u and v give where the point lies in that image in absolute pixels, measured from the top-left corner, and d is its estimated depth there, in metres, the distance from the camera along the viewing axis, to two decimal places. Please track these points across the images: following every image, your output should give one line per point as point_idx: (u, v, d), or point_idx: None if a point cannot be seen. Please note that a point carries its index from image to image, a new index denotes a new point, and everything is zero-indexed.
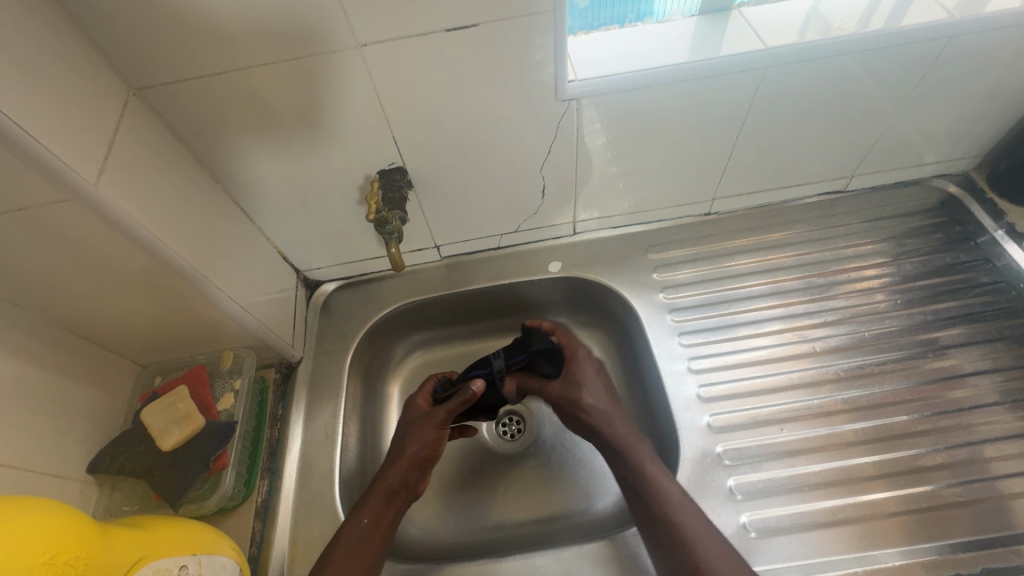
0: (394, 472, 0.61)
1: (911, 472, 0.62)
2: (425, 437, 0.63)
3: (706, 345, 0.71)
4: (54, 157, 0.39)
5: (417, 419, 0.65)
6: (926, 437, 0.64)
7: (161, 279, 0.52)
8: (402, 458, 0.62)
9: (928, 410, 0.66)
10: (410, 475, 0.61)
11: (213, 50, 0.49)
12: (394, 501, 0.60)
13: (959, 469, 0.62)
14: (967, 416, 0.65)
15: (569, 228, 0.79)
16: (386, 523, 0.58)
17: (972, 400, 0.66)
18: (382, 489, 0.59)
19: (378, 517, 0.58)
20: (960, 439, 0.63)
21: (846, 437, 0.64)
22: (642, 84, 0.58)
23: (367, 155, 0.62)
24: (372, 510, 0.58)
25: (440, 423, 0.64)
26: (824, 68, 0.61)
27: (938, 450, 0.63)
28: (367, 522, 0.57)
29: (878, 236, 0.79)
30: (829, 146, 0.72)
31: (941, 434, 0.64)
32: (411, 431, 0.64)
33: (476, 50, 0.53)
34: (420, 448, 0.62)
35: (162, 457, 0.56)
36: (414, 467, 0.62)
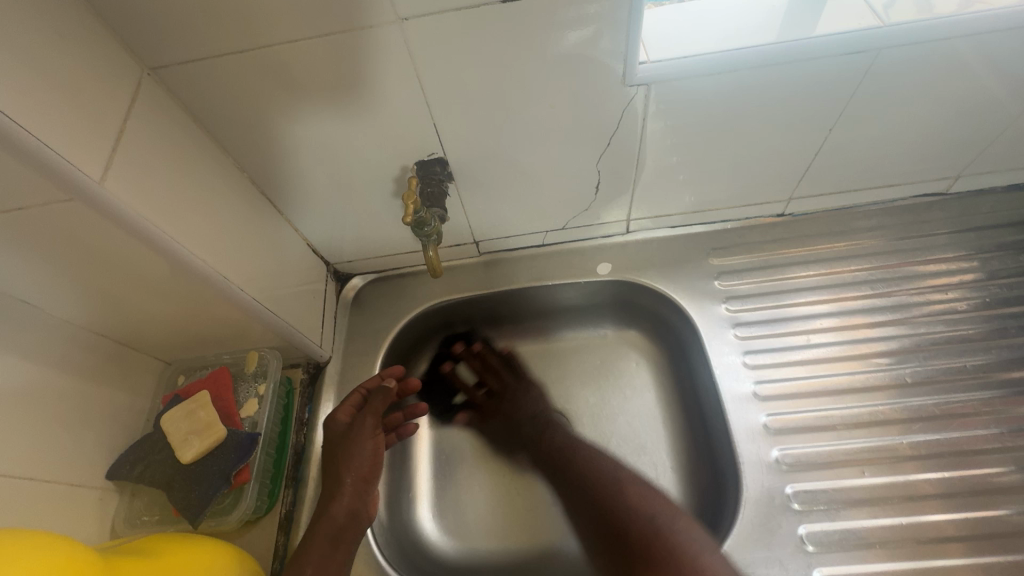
0: (338, 504, 0.54)
1: (1011, 534, 0.53)
2: (361, 450, 0.58)
3: (774, 367, 0.63)
4: (50, 150, 0.34)
5: (346, 435, 0.59)
6: None
7: (180, 281, 0.48)
8: (344, 482, 0.56)
9: None
10: (356, 501, 0.55)
11: (235, 24, 0.43)
12: (343, 537, 0.53)
13: None
14: None
15: (621, 227, 0.71)
16: (336, 565, 0.51)
17: None
18: (329, 529, 0.52)
19: (325, 561, 0.51)
20: None
21: (920, 488, 0.56)
22: (725, 68, 0.50)
23: (405, 144, 0.55)
24: (317, 555, 0.51)
25: (374, 430, 0.60)
26: (947, 51, 0.50)
27: None
28: (313, 568, 0.50)
29: (983, 249, 0.68)
30: (936, 142, 0.61)
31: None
32: (346, 451, 0.57)
33: (533, 28, 0.45)
34: (363, 465, 0.57)
35: (181, 468, 0.53)
36: (358, 490, 0.56)
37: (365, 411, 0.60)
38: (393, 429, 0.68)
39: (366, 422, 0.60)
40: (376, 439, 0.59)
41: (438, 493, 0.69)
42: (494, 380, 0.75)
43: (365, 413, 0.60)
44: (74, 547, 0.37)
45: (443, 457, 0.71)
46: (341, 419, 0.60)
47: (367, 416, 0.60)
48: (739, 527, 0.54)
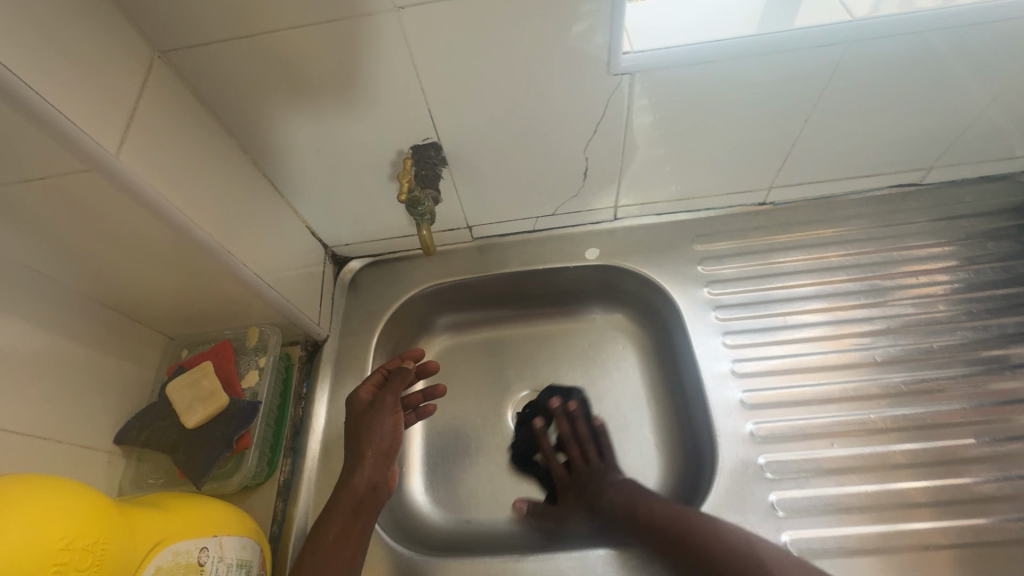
0: (359, 478, 0.55)
1: (971, 501, 0.56)
2: (381, 426, 0.58)
3: (752, 347, 0.66)
4: (70, 122, 0.37)
5: (368, 411, 0.60)
6: (993, 464, 0.58)
7: (187, 254, 0.50)
8: (364, 457, 0.56)
9: (998, 434, 0.59)
10: (377, 474, 0.56)
11: (241, 10, 0.45)
12: (363, 508, 0.54)
13: None
14: None
15: (609, 214, 0.74)
16: (357, 533, 0.53)
17: None
18: (349, 500, 0.54)
19: (344, 530, 0.53)
20: None
21: (901, 458, 0.59)
22: (704, 58, 0.52)
23: (400, 129, 0.58)
24: (337, 525, 0.53)
25: (394, 407, 0.60)
26: (914, 45, 0.53)
27: (1005, 479, 0.57)
28: (332, 539, 0.52)
29: (954, 237, 0.71)
30: (908, 133, 0.64)
31: (1010, 461, 0.58)
32: (368, 429, 0.58)
33: (523, 18, 0.48)
34: (384, 441, 0.57)
35: (185, 433, 0.55)
36: (379, 464, 0.56)
37: (385, 390, 0.60)
38: (412, 408, 0.66)
39: (384, 399, 0.60)
40: (397, 418, 0.59)
41: (431, 467, 0.72)
42: (577, 450, 0.69)
43: (383, 392, 0.60)
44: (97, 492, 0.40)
45: (436, 434, 0.74)
46: (361, 398, 0.61)
47: (385, 395, 0.60)
48: (715, 495, 0.57)
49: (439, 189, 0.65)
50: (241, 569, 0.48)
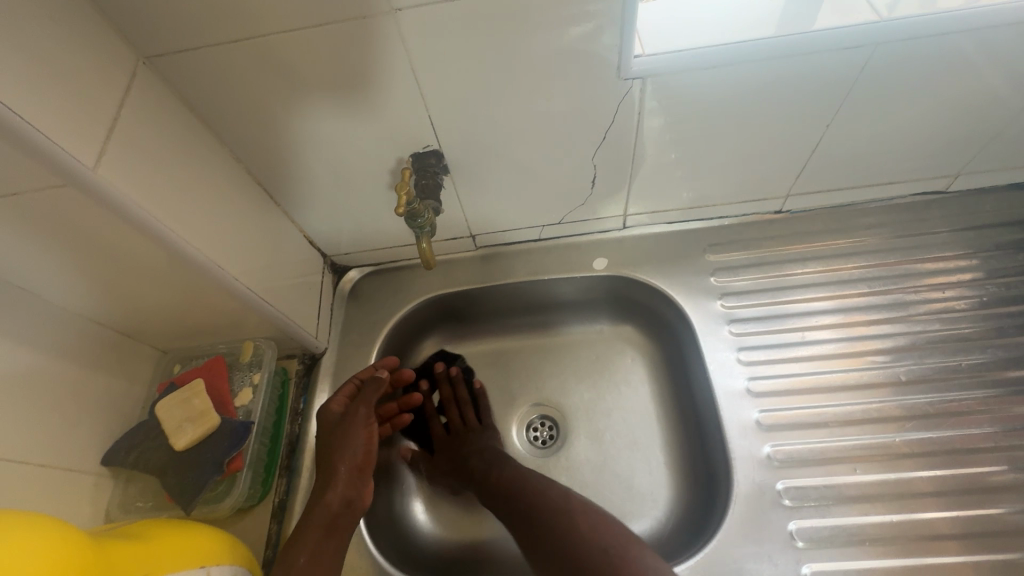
0: (332, 495, 0.53)
1: (1006, 533, 0.53)
2: (355, 437, 0.57)
3: (768, 364, 0.63)
4: (42, 135, 0.34)
5: (340, 425, 0.58)
6: None
7: (175, 269, 0.48)
8: (337, 473, 0.54)
9: None
10: (352, 490, 0.54)
11: (230, 13, 0.43)
12: (336, 526, 0.51)
13: None
14: None
15: (618, 222, 0.71)
16: (331, 553, 0.50)
17: None
18: (322, 518, 0.51)
19: (318, 552, 0.50)
20: None
21: (922, 486, 0.56)
22: (719, 62, 0.50)
23: (400, 136, 0.55)
24: (309, 545, 0.50)
25: (367, 420, 0.58)
26: (946, 47, 0.50)
27: None
28: (305, 560, 0.48)
29: (982, 248, 0.67)
30: (934, 140, 0.61)
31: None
32: (341, 441, 0.56)
33: (529, 19, 0.45)
34: (356, 455, 0.56)
35: (174, 456, 0.53)
36: (353, 479, 0.55)
37: (358, 401, 0.59)
38: None
39: (356, 412, 0.59)
40: (371, 430, 0.58)
41: (432, 485, 0.69)
42: (456, 412, 0.72)
43: (356, 404, 0.59)
44: (61, 526, 0.37)
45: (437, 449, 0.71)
46: (332, 412, 0.60)
47: (359, 406, 0.59)
48: (730, 523, 0.55)
49: (440, 198, 0.62)
50: None
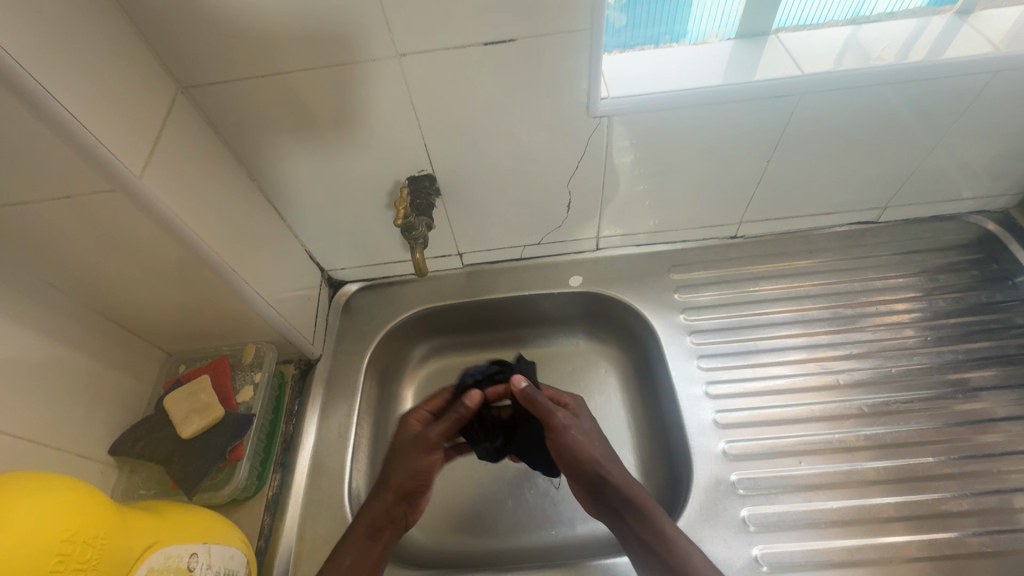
0: (378, 506, 0.59)
1: (935, 516, 0.59)
2: (424, 452, 0.62)
3: (725, 370, 0.70)
4: (101, 146, 0.41)
5: (408, 443, 0.63)
6: (954, 481, 0.61)
7: (193, 272, 0.54)
8: (387, 488, 0.61)
9: (957, 453, 0.63)
10: (397, 507, 0.60)
11: (259, 53, 0.51)
12: (378, 536, 0.58)
13: (987, 516, 0.59)
14: (997, 462, 0.62)
15: (592, 244, 0.79)
16: (371, 561, 0.56)
17: (1004, 446, 0.63)
18: (366, 526, 0.58)
19: (362, 556, 0.56)
20: (989, 486, 0.61)
21: (868, 475, 0.62)
22: (673, 106, 0.58)
23: (398, 162, 0.63)
24: (354, 550, 0.56)
25: (432, 445, 0.62)
26: (861, 97, 0.60)
27: (964, 496, 0.60)
28: (347, 563, 0.55)
29: (911, 270, 0.76)
30: (862, 176, 0.70)
31: (970, 479, 0.61)
32: (415, 455, 0.62)
33: (513, 65, 0.54)
34: (412, 475, 0.61)
35: (180, 444, 0.57)
36: (400, 497, 0.60)
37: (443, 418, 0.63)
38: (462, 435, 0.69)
39: (426, 433, 0.63)
40: (436, 455, 0.63)
41: None
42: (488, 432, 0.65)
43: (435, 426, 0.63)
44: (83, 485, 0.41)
45: None
46: (409, 426, 0.64)
47: (440, 424, 0.63)
48: (690, 510, 0.60)
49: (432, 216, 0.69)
50: None
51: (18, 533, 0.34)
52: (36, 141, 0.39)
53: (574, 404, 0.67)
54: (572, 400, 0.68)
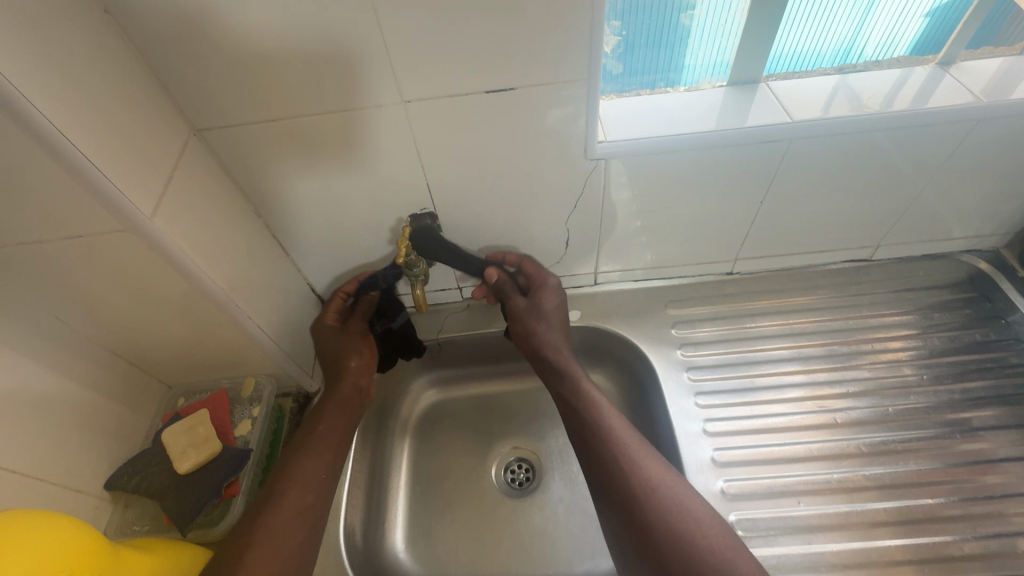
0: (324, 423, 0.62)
1: (943, 560, 0.59)
2: (357, 349, 0.68)
3: (722, 407, 0.70)
4: (115, 188, 0.43)
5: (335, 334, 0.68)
6: (961, 524, 0.61)
7: (197, 307, 0.55)
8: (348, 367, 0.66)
9: (959, 495, 0.63)
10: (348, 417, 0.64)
11: (270, 101, 0.53)
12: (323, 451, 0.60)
13: (993, 560, 0.58)
14: (1000, 504, 0.62)
15: (590, 279, 0.80)
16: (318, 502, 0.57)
17: (1006, 487, 0.63)
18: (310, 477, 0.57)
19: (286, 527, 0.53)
20: (994, 529, 0.60)
21: (877, 516, 0.62)
22: (667, 150, 0.60)
23: (401, 201, 0.64)
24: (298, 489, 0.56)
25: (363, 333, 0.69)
26: (850, 142, 0.62)
27: (968, 539, 0.60)
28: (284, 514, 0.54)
29: (905, 308, 0.77)
30: (853, 216, 0.72)
31: (972, 521, 0.61)
32: (341, 351, 0.67)
33: (513, 111, 0.56)
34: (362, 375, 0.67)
35: (176, 479, 0.57)
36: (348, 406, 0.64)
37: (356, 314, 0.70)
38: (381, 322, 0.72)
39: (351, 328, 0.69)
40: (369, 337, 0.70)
41: (414, 524, 0.72)
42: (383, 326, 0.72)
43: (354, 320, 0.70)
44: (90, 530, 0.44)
45: (420, 490, 0.75)
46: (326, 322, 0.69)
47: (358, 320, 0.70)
48: None
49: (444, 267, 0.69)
50: None
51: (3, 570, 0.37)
52: (51, 183, 0.40)
53: (547, 283, 0.70)
54: (548, 282, 0.69)
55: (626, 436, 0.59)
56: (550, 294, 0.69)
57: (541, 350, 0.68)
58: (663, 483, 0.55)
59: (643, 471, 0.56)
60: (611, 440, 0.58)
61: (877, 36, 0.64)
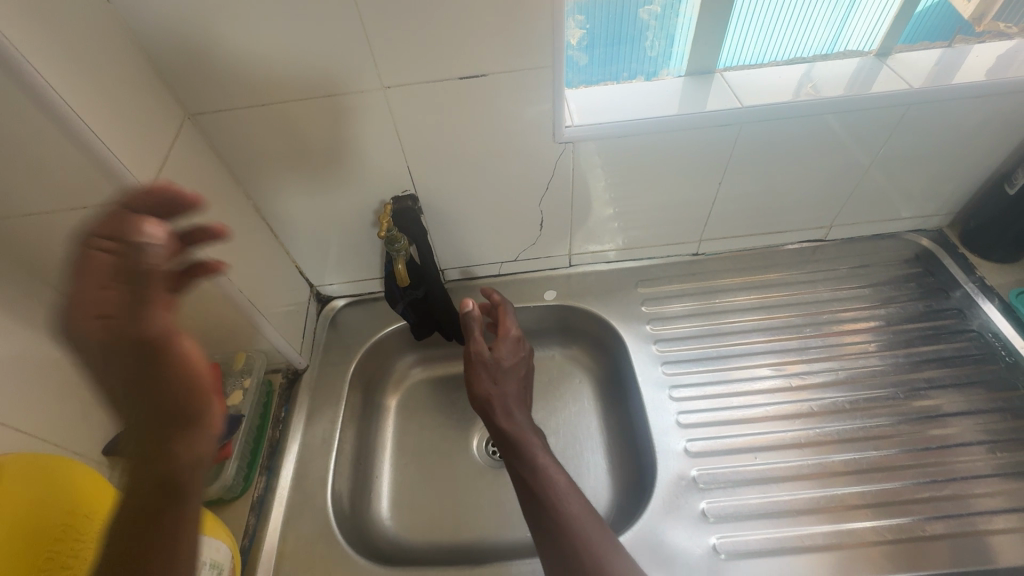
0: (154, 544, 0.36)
1: (897, 503, 0.63)
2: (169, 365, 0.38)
3: (687, 375, 0.75)
4: (117, 161, 0.47)
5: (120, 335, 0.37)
6: (914, 471, 0.65)
7: (192, 281, 0.59)
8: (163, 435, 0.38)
9: (914, 445, 0.67)
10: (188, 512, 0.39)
11: (259, 87, 0.57)
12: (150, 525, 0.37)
13: (944, 502, 0.62)
14: (950, 453, 0.66)
15: (565, 260, 0.85)
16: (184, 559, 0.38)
17: (958, 438, 0.67)
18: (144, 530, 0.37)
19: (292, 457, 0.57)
20: (945, 475, 0.64)
21: (837, 467, 0.66)
22: (629, 132, 0.65)
23: (384, 183, 0.68)
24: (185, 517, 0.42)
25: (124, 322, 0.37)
26: (799, 126, 0.67)
27: (920, 484, 0.64)
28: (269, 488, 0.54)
29: (859, 282, 0.83)
30: (807, 196, 0.77)
31: (923, 468, 0.65)
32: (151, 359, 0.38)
33: (485, 96, 0.60)
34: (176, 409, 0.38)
35: (171, 443, 0.60)
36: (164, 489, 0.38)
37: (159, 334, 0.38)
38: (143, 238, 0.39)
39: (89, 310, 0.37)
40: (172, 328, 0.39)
41: (400, 492, 0.76)
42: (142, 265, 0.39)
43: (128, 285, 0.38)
44: None
45: (404, 461, 0.78)
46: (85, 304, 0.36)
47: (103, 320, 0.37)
48: (654, 504, 0.64)
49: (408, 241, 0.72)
50: (213, 568, 0.54)
51: None
52: (54, 152, 0.44)
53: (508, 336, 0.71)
54: (510, 330, 0.72)
55: (574, 505, 0.56)
56: (509, 347, 0.70)
57: (496, 415, 0.65)
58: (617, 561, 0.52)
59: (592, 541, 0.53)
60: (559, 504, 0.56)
61: (846, 34, 0.70)
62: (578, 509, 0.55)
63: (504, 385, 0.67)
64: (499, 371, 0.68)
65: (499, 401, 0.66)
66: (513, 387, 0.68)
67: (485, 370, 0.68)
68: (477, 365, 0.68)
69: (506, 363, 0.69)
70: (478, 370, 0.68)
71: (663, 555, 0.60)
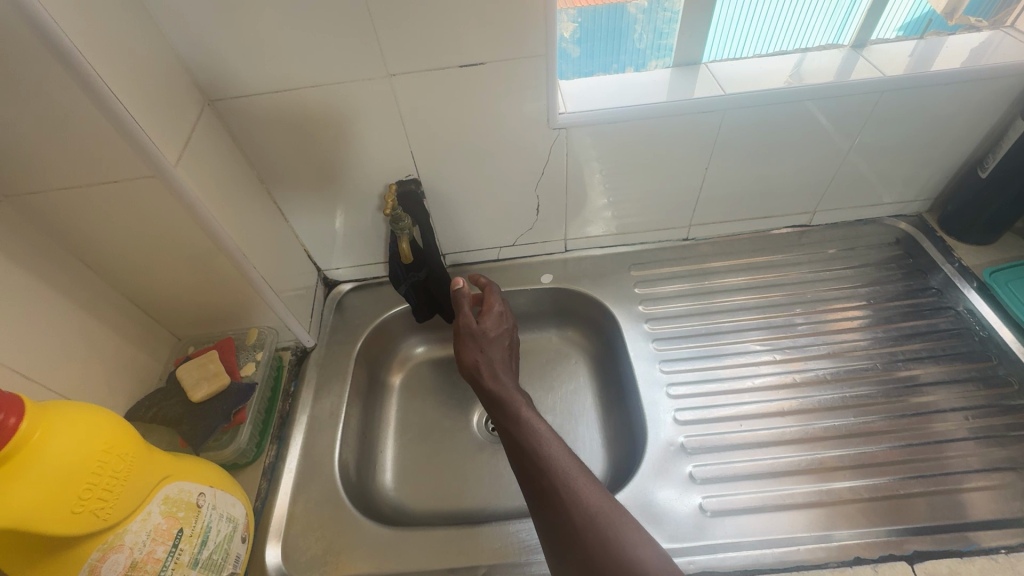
0: None
1: (877, 465, 0.66)
2: None
3: (676, 351, 0.79)
4: (149, 138, 0.51)
5: None
6: (893, 435, 0.68)
7: (213, 257, 0.63)
8: None
9: (893, 413, 0.71)
10: None
11: (274, 75, 0.61)
12: None
13: (921, 464, 0.66)
14: (928, 420, 0.69)
15: (561, 245, 0.89)
16: None
17: (935, 405, 0.71)
18: None
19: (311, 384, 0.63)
20: (923, 439, 0.68)
21: (820, 433, 0.69)
22: (619, 118, 0.69)
23: (389, 168, 0.73)
24: None
25: None
26: (780, 112, 0.71)
27: (898, 447, 0.67)
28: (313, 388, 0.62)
29: (842, 265, 0.87)
30: (790, 182, 0.81)
31: (902, 433, 0.68)
32: None
33: (484, 84, 0.64)
34: None
35: (189, 407, 0.64)
36: None
37: None
38: None
39: None
40: None
41: (404, 463, 0.79)
42: None
43: None
44: (110, 414, 0.46)
45: (408, 436, 0.82)
46: None
47: None
48: (644, 468, 0.67)
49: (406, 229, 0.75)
50: (229, 522, 0.57)
51: (56, 455, 0.41)
52: (90, 127, 0.48)
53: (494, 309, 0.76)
54: (496, 305, 0.77)
55: (546, 441, 0.60)
56: (495, 319, 0.76)
57: (481, 376, 0.70)
58: (583, 486, 0.55)
59: (562, 469, 0.57)
60: (535, 442, 0.60)
61: (823, 28, 0.74)
62: (550, 444, 0.60)
63: (488, 351, 0.73)
64: (486, 342, 0.73)
65: (482, 363, 0.71)
66: (496, 353, 0.73)
67: (471, 338, 0.73)
68: (464, 335, 0.74)
69: (490, 331, 0.74)
70: (465, 339, 0.73)
71: (652, 513, 0.63)
